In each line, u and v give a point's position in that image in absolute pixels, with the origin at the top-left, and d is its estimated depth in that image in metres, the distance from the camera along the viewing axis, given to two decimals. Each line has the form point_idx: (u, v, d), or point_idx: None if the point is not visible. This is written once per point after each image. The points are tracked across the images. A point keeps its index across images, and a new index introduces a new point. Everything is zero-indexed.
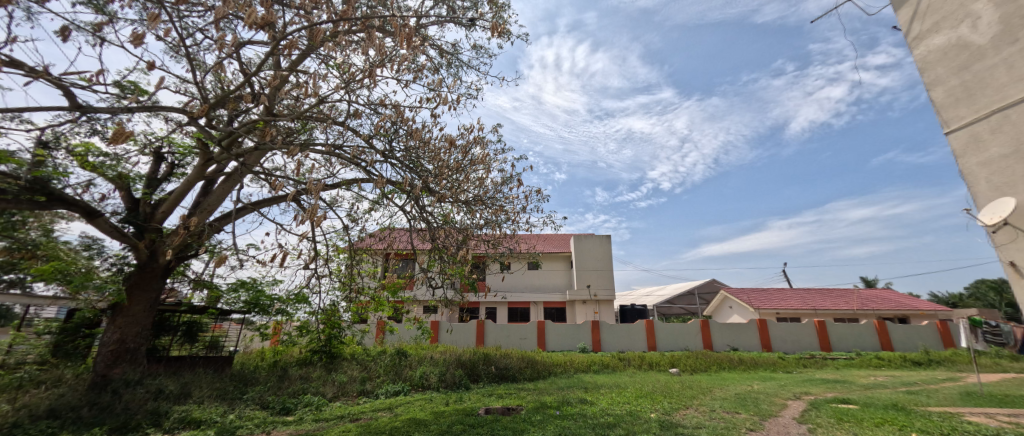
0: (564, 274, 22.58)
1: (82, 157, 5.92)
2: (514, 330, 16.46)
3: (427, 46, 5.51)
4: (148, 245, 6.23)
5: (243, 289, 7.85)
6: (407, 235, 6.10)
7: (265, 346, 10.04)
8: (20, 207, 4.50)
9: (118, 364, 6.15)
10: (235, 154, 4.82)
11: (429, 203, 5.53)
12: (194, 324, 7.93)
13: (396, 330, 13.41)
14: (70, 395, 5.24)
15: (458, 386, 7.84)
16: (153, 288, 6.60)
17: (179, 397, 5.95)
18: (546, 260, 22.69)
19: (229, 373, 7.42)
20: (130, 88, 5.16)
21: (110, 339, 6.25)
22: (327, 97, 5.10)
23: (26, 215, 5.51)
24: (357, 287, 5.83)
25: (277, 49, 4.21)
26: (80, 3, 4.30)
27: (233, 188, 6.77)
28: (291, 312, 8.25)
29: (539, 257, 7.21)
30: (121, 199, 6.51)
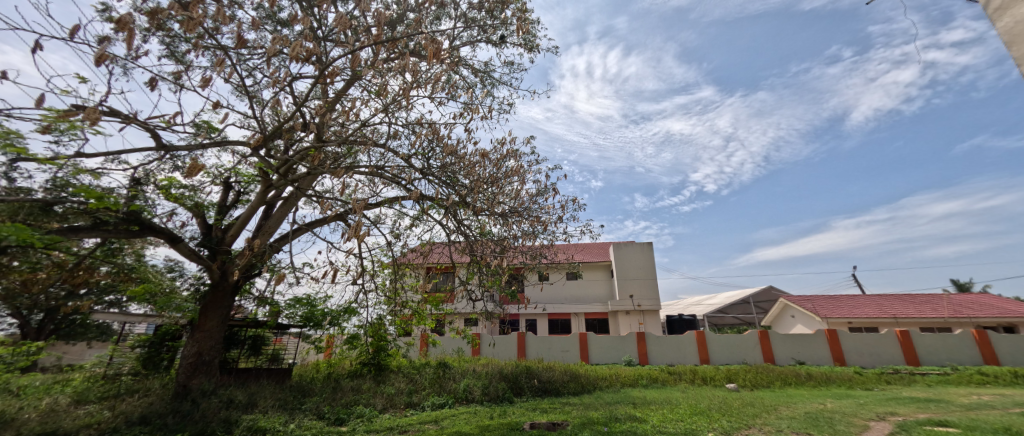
0: (605, 283, 21.98)
1: (166, 190, 6.70)
2: (555, 342, 16.18)
3: (461, 66, 5.77)
4: (220, 266, 6.83)
5: (300, 305, 8.42)
6: (447, 249, 6.14)
7: (320, 358, 10.64)
8: (118, 236, 5.50)
9: (196, 376, 6.75)
10: (290, 179, 5.29)
11: (466, 217, 5.67)
12: (258, 337, 8.54)
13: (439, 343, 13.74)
14: (157, 403, 5.87)
15: (501, 400, 7.79)
16: (224, 305, 7.21)
17: (247, 407, 6.44)
18: (586, 270, 22.25)
19: (290, 384, 7.90)
20: (204, 126, 5.88)
21: (189, 352, 6.88)
22: (369, 121, 5.49)
23: (123, 242, 6.35)
24: (401, 302, 5.97)
25: (324, 78, 4.57)
26: (165, 56, 4.97)
27: (290, 210, 7.32)
28: (342, 324, 8.63)
29: (579, 267, 7.00)
30: (197, 224, 7.25)
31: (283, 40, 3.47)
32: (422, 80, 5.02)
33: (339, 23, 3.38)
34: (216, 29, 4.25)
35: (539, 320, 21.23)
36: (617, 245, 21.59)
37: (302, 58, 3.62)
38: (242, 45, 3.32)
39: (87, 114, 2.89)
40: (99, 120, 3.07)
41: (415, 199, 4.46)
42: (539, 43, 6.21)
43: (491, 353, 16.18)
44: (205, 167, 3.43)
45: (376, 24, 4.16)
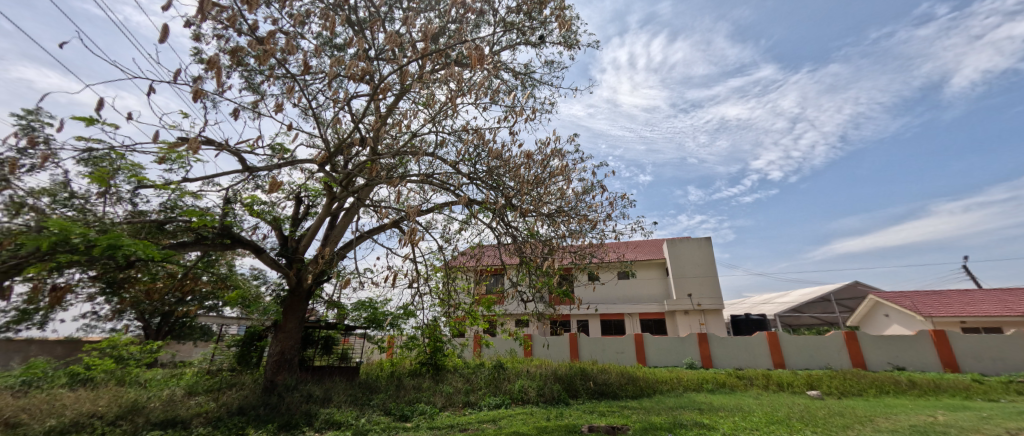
0: (660, 282, 20.93)
1: (250, 207, 7.57)
2: (609, 344, 15.68)
3: (502, 71, 5.88)
4: (296, 274, 7.55)
5: (363, 308, 9.02)
6: (496, 252, 6.25)
7: (383, 358, 11.33)
8: (214, 249, 6.49)
9: (280, 372, 7.52)
10: (351, 191, 5.72)
11: (513, 218, 5.74)
12: (329, 338, 9.31)
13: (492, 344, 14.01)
14: (250, 397, 6.86)
15: (557, 401, 7.73)
16: (301, 309, 7.95)
17: (324, 401, 7.04)
18: (639, 269, 21.38)
19: (358, 381, 8.51)
20: (278, 147, 6.57)
21: (274, 351, 7.67)
22: (418, 132, 5.78)
23: (218, 254, 7.27)
24: (455, 304, 6.17)
25: (377, 95, 4.92)
26: (245, 88, 5.64)
27: (352, 220, 7.90)
28: (401, 325, 9.11)
29: (631, 266, 6.74)
30: (275, 236, 8.08)
31: (341, 63, 3.79)
32: (466, 87, 5.19)
33: (388, 42, 3.60)
34: (285, 60, 4.75)
35: (591, 321, 20.76)
36: (671, 242, 20.47)
37: (358, 78, 3.94)
38: (307, 71, 3.66)
39: (189, 146, 3.40)
40: (199, 149, 3.57)
41: (466, 203, 4.60)
42: (578, 39, 6.13)
43: (543, 353, 16.12)
44: (282, 184, 3.83)
45: (422, 39, 4.39)
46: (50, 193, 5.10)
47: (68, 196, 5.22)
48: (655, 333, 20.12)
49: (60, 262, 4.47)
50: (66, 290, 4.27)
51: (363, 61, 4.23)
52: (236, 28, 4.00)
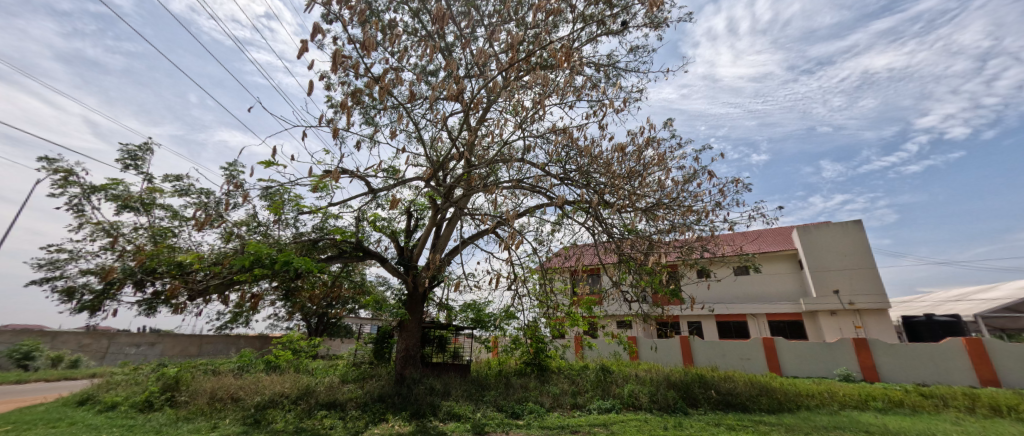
0: (792, 277, 17.77)
1: (374, 223, 8.77)
2: (731, 348, 13.78)
3: (585, 66, 5.77)
4: (413, 279, 8.47)
5: (469, 309, 9.63)
6: (592, 251, 6.10)
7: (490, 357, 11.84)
8: (350, 259, 7.75)
9: (407, 367, 8.50)
10: (452, 201, 6.21)
11: (609, 215, 5.54)
12: (443, 337, 10.19)
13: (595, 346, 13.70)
14: (386, 387, 7.91)
15: (674, 410, 7.10)
16: (418, 310, 8.88)
17: (445, 394, 7.72)
18: (763, 262, 18.48)
19: (471, 378, 9.10)
20: (391, 169, 7.51)
21: (401, 348, 8.70)
22: (508, 139, 6.02)
23: (353, 264, 8.58)
24: (553, 305, 6.19)
25: (469, 110, 5.29)
26: (363, 122, 6.60)
27: (454, 228, 8.56)
28: (504, 327, 9.51)
29: (755, 261, 5.77)
30: (394, 247, 9.18)
31: (438, 86, 4.18)
32: (551, 89, 5.25)
33: (478, 58, 3.83)
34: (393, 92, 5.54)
35: (706, 323, 18.64)
36: (802, 229, 17.25)
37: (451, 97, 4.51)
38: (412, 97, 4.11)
39: (333, 176, 4.24)
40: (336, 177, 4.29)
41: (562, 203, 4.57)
42: (666, 16, 5.67)
43: (652, 357, 15.05)
44: (398, 200, 4.37)
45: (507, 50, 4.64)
46: (246, 223, 6.75)
47: (257, 225, 6.79)
48: (788, 337, 17.12)
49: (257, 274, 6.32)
50: (260, 296, 5.80)
51: (456, 81, 4.60)
52: (357, 74, 4.88)
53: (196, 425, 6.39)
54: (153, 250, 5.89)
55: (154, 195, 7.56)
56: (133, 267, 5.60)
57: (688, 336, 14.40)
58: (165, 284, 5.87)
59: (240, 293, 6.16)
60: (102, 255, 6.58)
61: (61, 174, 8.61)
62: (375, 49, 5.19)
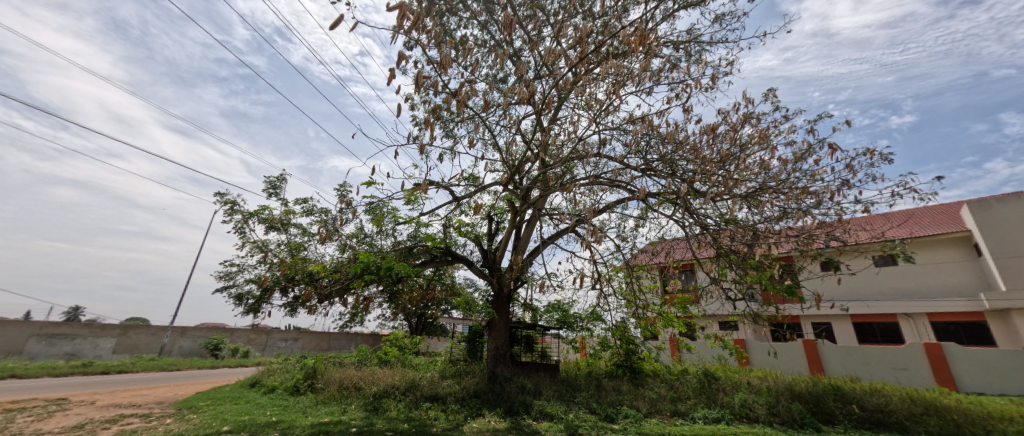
0: (965, 266, 14.07)
1: (459, 228, 9.21)
2: (877, 354, 11.43)
3: (663, 46, 5.32)
4: (498, 280, 8.69)
5: (554, 310, 9.54)
6: (684, 245, 5.58)
7: (578, 357, 11.57)
8: (440, 263, 8.26)
9: (498, 365, 8.75)
10: (530, 202, 6.22)
11: (701, 205, 5.03)
12: (530, 337, 10.31)
13: (694, 348, 12.61)
14: (481, 384, 8.23)
15: (803, 426, 6.12)
16: (505, 310, 9.07)
17: (536, 394, 7.75)
18: (919, 249, 14.97)
19: (560, 378, 8.99)
20: (471, 176, 7.82)
21: (491, 347, 8.98)
22: (582, 134, 5.84)
23: (443, 268, 9.14)
24: (643, 304, 5.81)
25: (541, 110, 5.26)
26: (443, 134, 6.99)
27: (533, 228, 8.55)
28: (591, 328, 9.24)
29: (907, 247, 4.59)
30: (478, 250, 9.53)
31: (510, 89, 4.22)
32: (625, 76, 4.96)
33: (546, 55, 3.76)
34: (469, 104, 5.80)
35: (838, 324, 15.86)
36: (980, 205, 13.51)
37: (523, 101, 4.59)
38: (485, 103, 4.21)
39: (421, 189, 4.62)
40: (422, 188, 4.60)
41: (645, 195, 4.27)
42: None
43: (768, 363, 13.26)
44: (478, 204, 4.53)
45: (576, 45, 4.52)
46: (357, 235, 7.67)
47: (364, 236, 7.66)
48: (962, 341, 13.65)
49: (368, 280, 7.21)
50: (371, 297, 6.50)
51: (527, 84, 4.61)
52: (436, 92, 5.25)
53: (330, 410, 7.47)
54: (292, 261, 7.08)
55: (289, 216, 9.06)
56: (280, 274, 6.78)
57: (814, 339, 12.40)
58: (302, 290, 7.07)
59: (355, 296, 6.98)
60: (258, 266, 8.13)
61: (228, 204, 10.90)
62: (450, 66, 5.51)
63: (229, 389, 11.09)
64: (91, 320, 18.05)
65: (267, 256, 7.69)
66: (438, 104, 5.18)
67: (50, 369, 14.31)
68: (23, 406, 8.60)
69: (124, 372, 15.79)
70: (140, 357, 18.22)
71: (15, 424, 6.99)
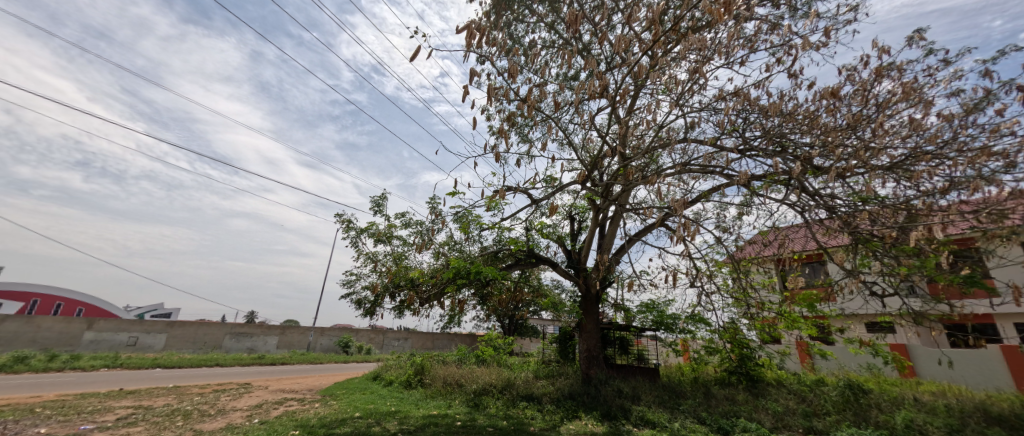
0: None
1: (541, 230, 9.12)
2: None
3: (759, 6, 4.59)
4: (585, 281, 8.40)
5: (649, 311, 8.85)
6: (806, 233, 4.70)
7: (681, 361, 10.57)
8: (525, 266, 8.25)
9: (592, 367, 8.43)
10: (612, 199, 5.88)
11: (826, 184, 4.19)
12: (624, 339, 9.81)
13: (832, 354, 10.70)
14: (575, 385, 8.01)
15: None
16: (594, 312, 8.70)
17: (635, 399, 7.23)
18: None
19: (661, 383, 8.29)
20: (549, 178, 7.71)
21: (583, 348, 8.69)
22: (666, 120, 5.34)
23: (529, 270, 9.16)
24: (756, 304, 5.03)
25: (617, 101, 4.94)
26: (518, 139, 7.01)
27: (618, 225, 8.04)
28: (694, 330, 8.35)
29: None
30: (561, 251, 9.33)
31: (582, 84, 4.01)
32: (714, 49, 4.39)
33: (618, 42, 3.50)
34: (541, 106, 5.72)
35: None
36: None
37: (595, 95, 4.34)
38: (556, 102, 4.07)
39: (499, 195, 4.66)
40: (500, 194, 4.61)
41: (747, 179, 3.69)
42: None
43: (942, 375, 10.65)
44: (557, 206, 4.41)
45: (649, 26, 4.12)
46: (447, 242, 8.08)
47: (454, 243, 8.03)
48: None
49: (459, 284, 7.51)
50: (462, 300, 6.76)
51: (600, 75, 4.35)
52: (507, 98, 5.26)
53: (436, 404, 8.04)
54: (397, 270, 7.76)
55: (391, 229, 10.00)
56: (388, 281, 7.45)
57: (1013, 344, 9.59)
58: (404, 295, 7.67)
59: (449, 300, 7.35)
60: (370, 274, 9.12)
61: (345, 222, 12.52)
62: (520, 72, 5.50)
63: (358, 381, 12.76)
64: (261, 322, 22.56)
65: (376, 265, 8.56)
66: (510, 111, 5.20)
67: (236, 359, 18.18)
68: (222, 388, 10.98)
69: (284, 363, 19.27)
70: (293, 352, 22.07)
71: (220, 400, 8.91)
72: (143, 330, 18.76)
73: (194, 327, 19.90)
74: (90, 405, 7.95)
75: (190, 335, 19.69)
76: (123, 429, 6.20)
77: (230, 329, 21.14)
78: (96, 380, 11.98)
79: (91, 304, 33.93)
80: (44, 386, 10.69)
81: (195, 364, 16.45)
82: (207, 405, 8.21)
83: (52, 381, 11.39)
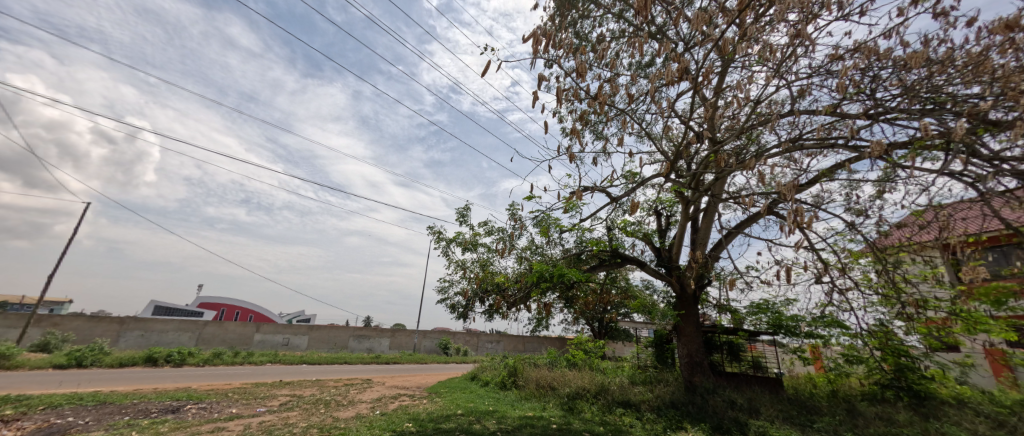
0: None
1: (624, 228, 8.66)
2: None
3: None
4: (678, 280, 7.74)
5: (762, 312, 7.82)
6: (977, 211, 3.70)
7: (812, 372, 8.99)
8: (611, 267, 7.89)
9: (696, 374, 7.71)
10: (703, 189, 5.35)
11: (1003, 146, 3.25)
12: (733, 344, 8.79)
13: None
14: (677, 393, 7.40)
15: None
16: (693, 314, 7.95)
17: (752, 412, 6.39)
18: None
19: (785, 396, 7.19)
20: (629, 173, 7.31)
21: (683, 353, 7.99)
22: (763, 95, 4.69)
23: (615, 271, 8.76)
24: (909, 302, 4.09)
25: (700, 83, 4.48)
26: (592, 137, 6.78)
27: (714, 217, 7.26)
28: (824, 335, 7.09)
29: None
30: (649, 249, 8.74)
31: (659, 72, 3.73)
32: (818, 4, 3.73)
33: (696, 19, 3.17)
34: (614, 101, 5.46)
35: None
36: None
37: (674, 81, 3.99)
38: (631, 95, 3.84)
39: (576, 197, 4.55)
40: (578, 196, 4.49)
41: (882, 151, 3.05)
42: None
43: None
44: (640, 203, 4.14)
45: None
46: (529, 247, 8.12)
47: (536, 248, 8.03)
48: None
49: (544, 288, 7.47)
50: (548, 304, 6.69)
51: (679, 59, 4.00)
52: (578, 98, 5.12)
53: (533, 405, 8.15)
54: (485, 275, 8.03)
55: (475, 237, 10.42)
56: (476, 286, 7.75)
57: None
58: (492, 299, 7.90)
59: (536, 304, 7.35)
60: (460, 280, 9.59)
61: (437, 234, 13.48)
62: (590, 70, 5.31)
63: (458, 380, 13.51)
64: (376, 326, 25.47)
65: (466, 272, 8.98)
66: (582, 111, 5.06)
67: (358, 358, 20.72)
68: (351, 381, 12.52)
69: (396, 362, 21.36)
70: (402, 353, 24.31)
71: (350, 392, 10.17)
72: (292, 332, 22.35)
73: (329, 330, 23.32)
74: (263, 392, 9.76)
75: (327, 336, 23.22)
76: (285, 412, 7.45)
77: (352, 331, 24.22)
78: (263, 372, 14.65)
79: (257, 313, 41.94)
80: (228, 376, 13.41)
81: (329, 361, 19.21)
82: (342, 396, 9.43)
83: (232, 373, 14.27)
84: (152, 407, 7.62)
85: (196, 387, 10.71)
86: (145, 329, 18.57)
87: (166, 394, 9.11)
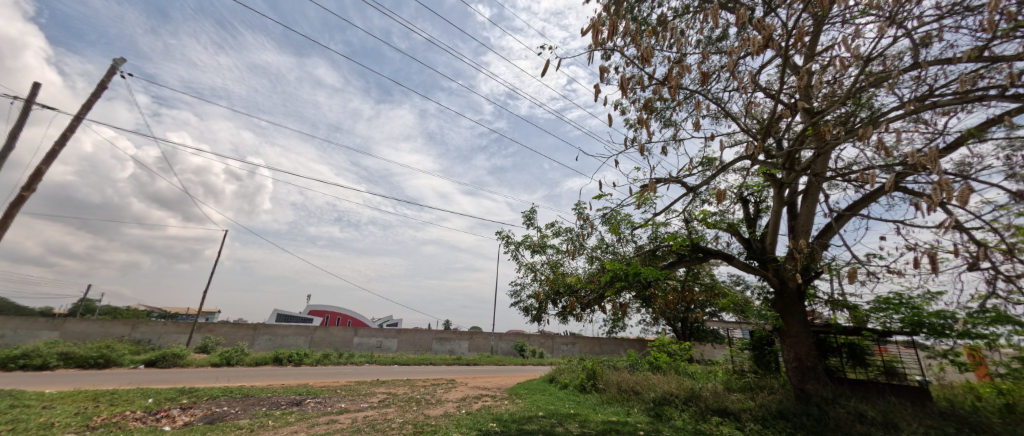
0: None
1: (705, 220, 7.93)
2: None
3: None
4: (776, 274, 6.86)
5: (893, 308, 6.68)
6: None
7: (973, 381, 7.25)
8: (693, 263, 7.26)
9: (808, 381, 6.74)
10: (802, 169, 4.67)
11: None
12: (855, 346, 7.65)
13: None
14: (786, 402, 6.55)
15: None
16: (799, 312, 6.97)
17: (889, 427, 5.31)
18: None
19: (936, 409, 5.91)
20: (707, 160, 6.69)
21: (790, 357, 7.05)
22: (871, 52, 3.98)
23: (698, 267, 8.09)
24: None
25: (787, 49, 3.94)
26: (662, 125, 6.34)
27: (816, 200, 6.32)
28: (987, 334, 5.75)
29: None
30: (737, 241, 7.90)
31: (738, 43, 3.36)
32: None
33: None
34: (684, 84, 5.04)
35: None
36: None
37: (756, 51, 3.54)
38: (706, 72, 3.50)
39: (651, 190, 4.23)
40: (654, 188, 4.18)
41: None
42: None
43: None
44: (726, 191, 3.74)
45: None
46: (599, 246, 7.82)
47: (607, 246, 7.71)
48: None
49: (618, 287, 7.12)
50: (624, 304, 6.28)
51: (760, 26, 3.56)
52: (643, 86, 4.82)
53: (616, 410, 7.77)
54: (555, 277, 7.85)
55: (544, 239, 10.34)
56: (548, 288, 7.62)
57: None
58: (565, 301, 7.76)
59: (612, 304, 7.03)
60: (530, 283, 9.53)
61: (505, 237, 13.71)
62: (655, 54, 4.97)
63: (537, 382, 13.50)
64: (456, 329, 26.74)
65: (537, 274, 8.91)
66: (649, 98, 4.74)
67: (442, 360, 21.81)
68: (436, 382, 13.20)
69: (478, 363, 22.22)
70: (481, 355, 25.12)
71: (437, 392, 10.70)
72: (384, 335, 24.29)
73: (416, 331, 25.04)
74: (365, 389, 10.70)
75: (415, 337, 24.93)
76: (384, 408, 8.02)
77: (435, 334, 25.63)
78: (364, 372, 16.13)
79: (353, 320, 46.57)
80: (336, 374, 15.01)
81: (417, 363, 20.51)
82: (430, 395, 9.97)
83: (343, 371, 15.97)
84: (281, 400, 8.72)
85: (313, 384, 12.16)
86: (271, 334, 21.48)
87: (291, 389, 10.47)
